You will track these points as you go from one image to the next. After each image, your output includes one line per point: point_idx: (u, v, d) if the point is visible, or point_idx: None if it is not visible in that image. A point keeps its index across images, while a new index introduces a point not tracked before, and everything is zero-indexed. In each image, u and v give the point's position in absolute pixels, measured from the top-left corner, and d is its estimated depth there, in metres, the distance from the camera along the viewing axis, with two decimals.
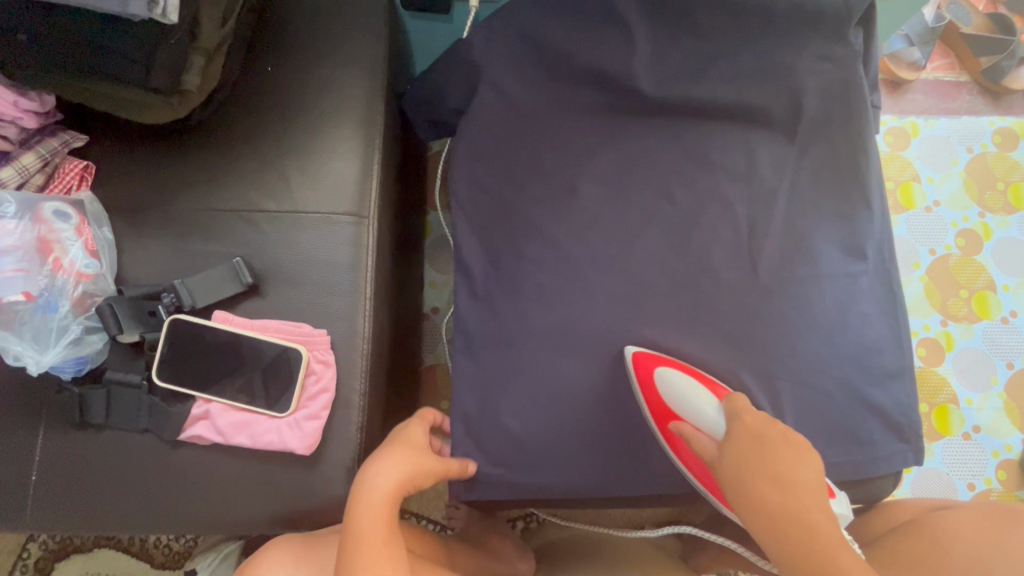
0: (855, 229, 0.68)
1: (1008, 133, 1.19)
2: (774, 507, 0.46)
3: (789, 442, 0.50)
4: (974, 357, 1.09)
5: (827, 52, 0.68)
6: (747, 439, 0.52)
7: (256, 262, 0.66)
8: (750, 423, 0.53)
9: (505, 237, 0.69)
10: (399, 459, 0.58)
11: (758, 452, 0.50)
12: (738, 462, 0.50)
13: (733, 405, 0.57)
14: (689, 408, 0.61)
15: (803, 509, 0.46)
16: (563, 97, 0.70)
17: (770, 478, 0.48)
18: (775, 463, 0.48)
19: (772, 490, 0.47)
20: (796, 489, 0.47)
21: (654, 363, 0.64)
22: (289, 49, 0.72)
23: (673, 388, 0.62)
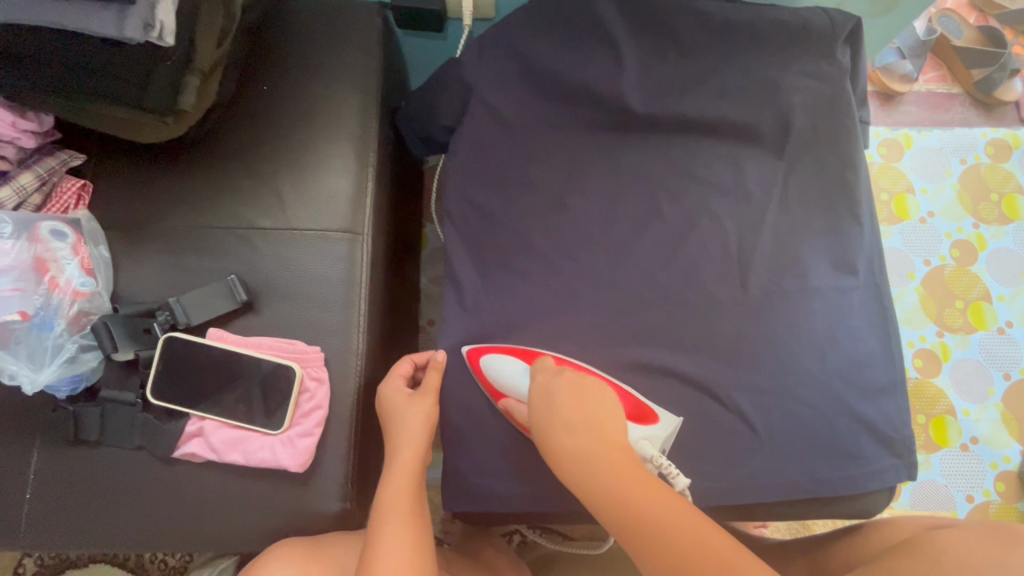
0: (844, 244, 0.68)
1: (1000, 144, 1.20)
2: (571, 450, 0.53)
3: (582, 391, 0.57)
4: (970, 369, 1.09)
5: (815, 69, 0.69)
6: (542, 396, 0.58)
7: (250, 279, 0.66)
8: (542, 380, 0.60)
9: (497, 253, 0.70)
10: (411, 429, 0.63)
11: (552, 406, 0.57)
12: (541, 418, 0.57)
13: (538, 365, 0.62)
14: (510, 385, 0.64)
15: (599, 447, 0.52)
16: (554, 114, 0.71)
17: (563, 427, 0.54)
18: (565, 408, 0.56)
19: (574, 434, 0.54)
20: (588, 427, 0.54)
21: (480, 353, 0.66)
22: (284, 68, 0.73)
23: (501, 368, 0.64)
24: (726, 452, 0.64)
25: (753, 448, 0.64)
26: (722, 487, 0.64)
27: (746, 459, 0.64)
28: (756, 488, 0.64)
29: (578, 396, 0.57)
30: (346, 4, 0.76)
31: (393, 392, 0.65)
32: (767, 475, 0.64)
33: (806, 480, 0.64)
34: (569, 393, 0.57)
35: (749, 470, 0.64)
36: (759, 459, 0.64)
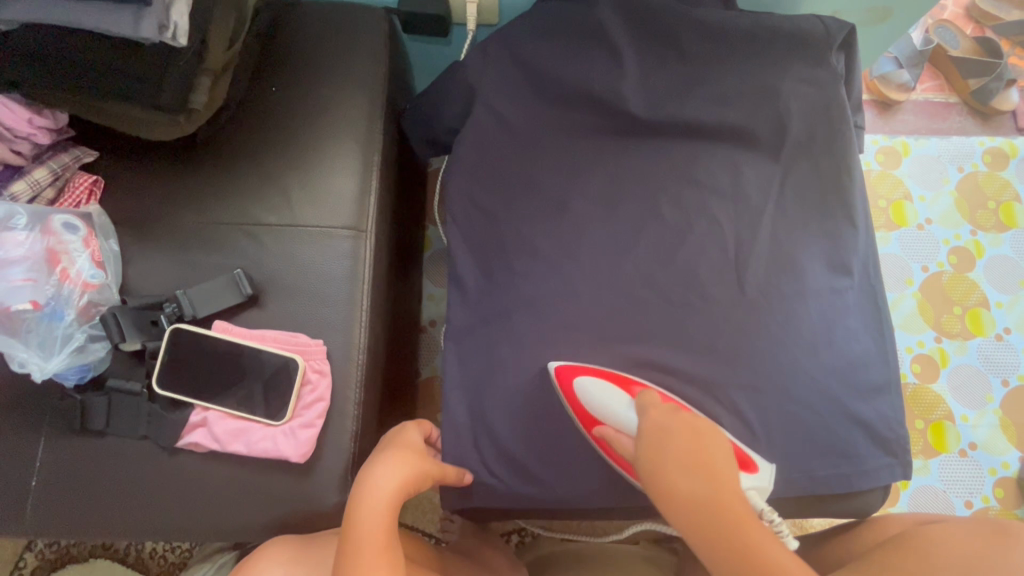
0: (840, 245, 0.69)
1: (997, 153, 1.21)
2: (688, 494, 0.49)
3: (696, 431, 0.54)
4: (969, 375, 1.10)
5: (810, 75, 0.70)
6: (655, 434, 0.55)
7: (256, 274, 0.68)
8: (656, 417, 0.57)
9: (497, 252, 0.71)
10: (386, 466, 0.60)
11: (666, 445, 0.53)
12: (653, 453, 0.53)
13: (645, 400, 0.61)
14: (608, 412, 0.62)
15: (725, 495, 0.49)
16: (555, 116, 0.72)
17: (682, 467, 0.51)
18: (684, 449, 0.52)
19: (687, 476, 0.50)
20: (710, 474, 0.50)
21: (574, 372, 0.65)
22: (292, 70, 0.75)
23: (592, 392, 0.63)
24: None
25: (749, 445, 0.65)
26: None
27: None
28: None
29: (694, 439, 0.53)
30: (354, 10, 0.78)
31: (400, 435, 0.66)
32: None
33: (801, 478, 0.65)
34: (682, 435, 0.54)
35: None
36: (754, 457, 0.65)
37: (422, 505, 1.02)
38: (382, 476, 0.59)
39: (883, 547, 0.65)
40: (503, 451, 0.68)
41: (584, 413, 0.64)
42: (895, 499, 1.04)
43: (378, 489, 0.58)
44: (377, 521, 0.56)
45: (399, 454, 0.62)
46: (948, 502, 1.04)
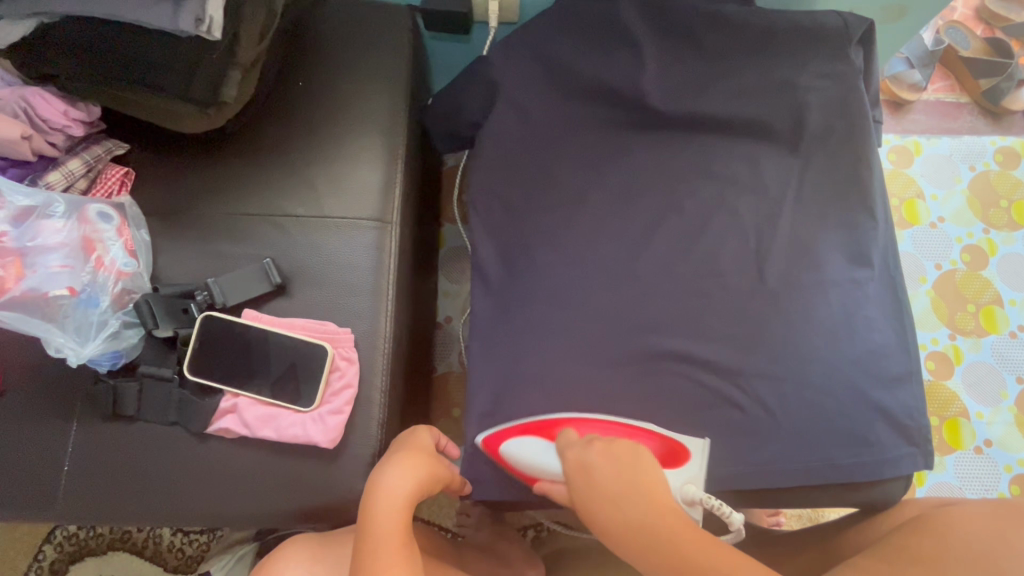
0: (859, 237, 0.70)
1: (1009, 153, 1.22)
2: (620, 528, 0.54)
3: (615, 455, 0.58)
4: (983, 372, 1.10)
5: (829, 70, 0.71)
6: (581, 474, 0.58)
7: (284, 263, 0.69)
8: (575, 456, 0.60)
9: (521, 243, 0.72)
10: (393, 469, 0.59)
11: (592, 482, 0.57)
12: (584, 496, 0.58)
13: (563, 442, 0.62)
14: (538, 467, 0.63)
15: (648, 522, 0.53)
16: (577, 109, 0.74)
17: (606, 504, 0.55)
18: (601, 483, 0.57)
19: (612, 508, 0.55)
20: (631, 499, 0.55)
21: (498, 441, 0.66)
22: (319, 65, 0.77)
23: (520, 456, 0.64)
24: (742, 437, 0.66)
25: (771, 434, 0.66)
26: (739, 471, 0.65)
27: (764, 444, 0.66)
28: (772, 472, 0.65)
29: (610, 463, 0.57)
30: (378, 7, 0.80)
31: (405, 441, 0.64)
32: (784, 460, 0.65)
33: (823, 466, 0.65)
34: (599, 460, 0.58)
35: (766, 454, 0.65)
36: (776, 445, 0.66)
37: (439, 500, 1.03)
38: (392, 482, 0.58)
39: (900, 530, 0.65)
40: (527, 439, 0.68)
41: (520, 474, 0.66)
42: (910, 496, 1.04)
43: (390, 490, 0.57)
44: (392, 522, 0.55)
45: (408, 459, 0.60)
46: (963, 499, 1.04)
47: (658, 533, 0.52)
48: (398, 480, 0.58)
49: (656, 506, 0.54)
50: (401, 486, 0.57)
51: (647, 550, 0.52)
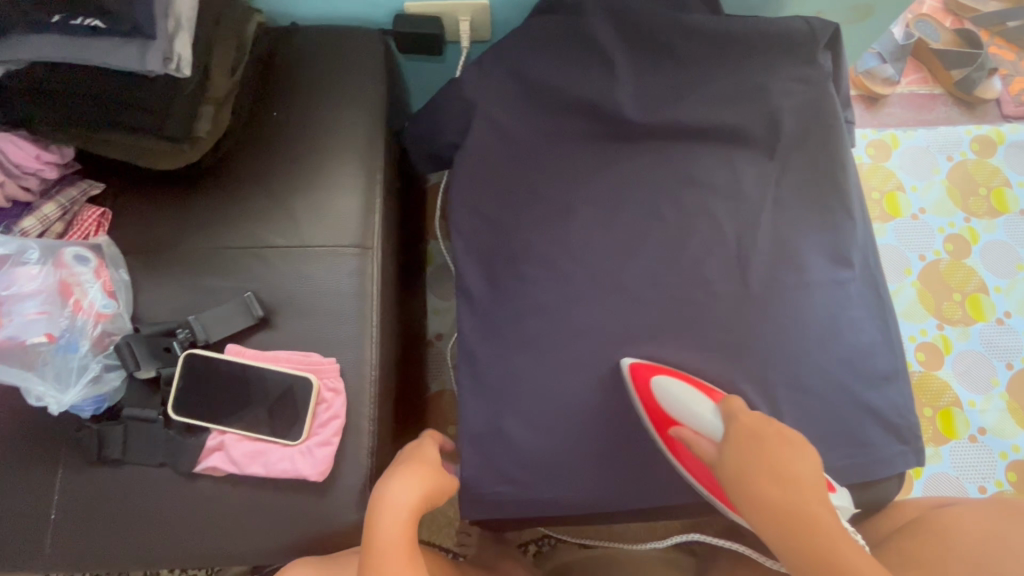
0: (840, 237, 0.70)
1: (985, 141, 1.23)
2: (776, 503, 0.52)
3: (789, 440, 0.56)
4: (972, 360, 1.10)
5: (800, 73, 0.71)
6: (748, 440, 0.57)
7: (266, 296, 0.69)
8: (747, 424, 0.58)
9: (503, 260, 0.72)
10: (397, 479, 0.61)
11: (757, 452, 0.55)
12: (740, 459, 0.55)
13: (730, 408, 0.61)
14: (686, 412, 0.63)
15: (804, 504, 0.51)
16: (552, 123, 0.73)
17: (768, 476, 0.53)
18: (767, 459, 0.54)
19: (773, 486, 0.52)
20: (792, 481, 0.53)
21: (651, 371, 0.66)
22: (293, 94, 0.77)
23: (671, 391, 0.64)
24: None
25: None
26: None
27: None
28: None
29: (781, 444, 0.55)
30: (350, 33, 0.80)
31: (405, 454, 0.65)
32: None
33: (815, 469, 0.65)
34: (771, 437, 0.56)
35: None
36: None
37: (438, 519, 1.02)
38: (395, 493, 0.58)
39: (900, 536, 0.67)
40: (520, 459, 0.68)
41: (655, 411, 0.65)
42: (909, 488, 1.04)
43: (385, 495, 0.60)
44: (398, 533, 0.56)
45: (414, 471, 0.61)
46: (961, 488, 1.04)
47: (808, 518, 0.50)
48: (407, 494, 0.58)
49: (812, 498, 0.52)
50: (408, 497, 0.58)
51: (795, 530, 0.50)
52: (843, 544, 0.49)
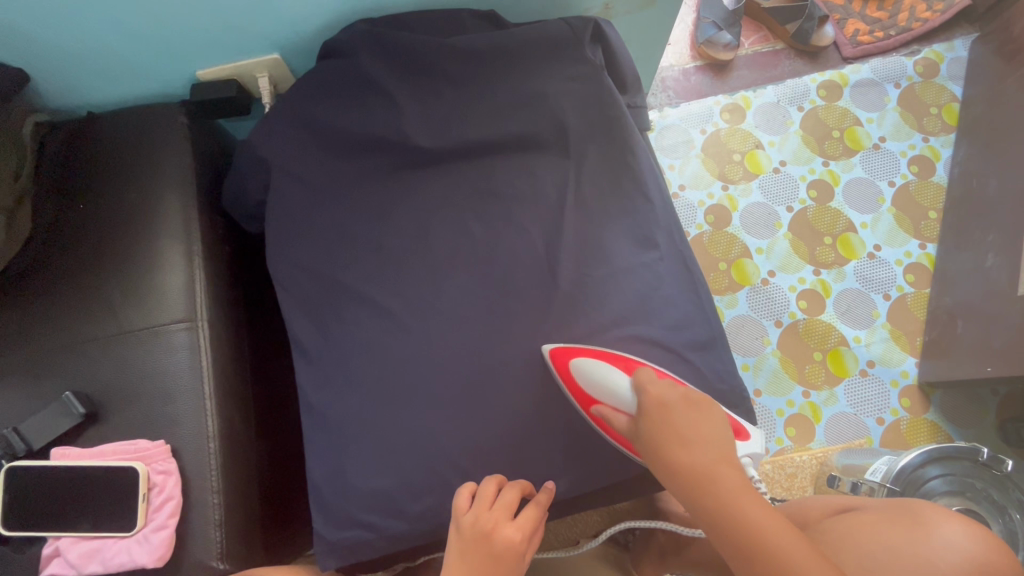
0: (641, 221, 0.72)
1: (831, 86, 1.27)
2: (691, 464, 0.57)
3: (695, 404, 0.61)
4: (852, 298, 1.14)
5: (572, 73, 0.74)
6: (657, 409, 0.61)
7: (91, 390, 0.68)
8: (653, 394, 0.61)
9: (325, 307, 0.72)
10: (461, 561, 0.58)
11: (667, 419, 0.60)
12: (653, 429, 0.60)
13: (639, 379, 0.63)
14: (605, 392, 0.65)
15: (709, 462, 0.57)
16: (353, 164, 0.74)
17: (678, 442, 0.58)
18: (671, 431, 0.59)
19: (685, 447, 0.58)
20: (698, 440, 0.58)
21: (568, 354, 0.66)
22: (99, 182, 0.77)
23: (591, 372, 0.64)
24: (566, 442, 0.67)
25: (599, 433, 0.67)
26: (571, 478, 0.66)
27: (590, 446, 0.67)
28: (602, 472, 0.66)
29: (682, 415, 0.60)
30: (145, 109, 0.80)
31: (463, 514, 0.60)
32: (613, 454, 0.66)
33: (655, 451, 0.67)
34: (672, 408, 0.60)
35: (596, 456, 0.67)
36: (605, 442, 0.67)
37: None
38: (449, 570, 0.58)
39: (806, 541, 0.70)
40: (366, 503, 0.66)
41: (581, 393, 0.66)
42: (812, 435, 1.07)
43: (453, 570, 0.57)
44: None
45: (461, 550, 0.58)
46: (861, 424, 1.07)
47: (710, 486, 0.55)
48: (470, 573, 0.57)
49: (710, 457, 0.57)
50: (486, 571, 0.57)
51: (715, 491, 0.55)
52: (746, 501, 0.54)
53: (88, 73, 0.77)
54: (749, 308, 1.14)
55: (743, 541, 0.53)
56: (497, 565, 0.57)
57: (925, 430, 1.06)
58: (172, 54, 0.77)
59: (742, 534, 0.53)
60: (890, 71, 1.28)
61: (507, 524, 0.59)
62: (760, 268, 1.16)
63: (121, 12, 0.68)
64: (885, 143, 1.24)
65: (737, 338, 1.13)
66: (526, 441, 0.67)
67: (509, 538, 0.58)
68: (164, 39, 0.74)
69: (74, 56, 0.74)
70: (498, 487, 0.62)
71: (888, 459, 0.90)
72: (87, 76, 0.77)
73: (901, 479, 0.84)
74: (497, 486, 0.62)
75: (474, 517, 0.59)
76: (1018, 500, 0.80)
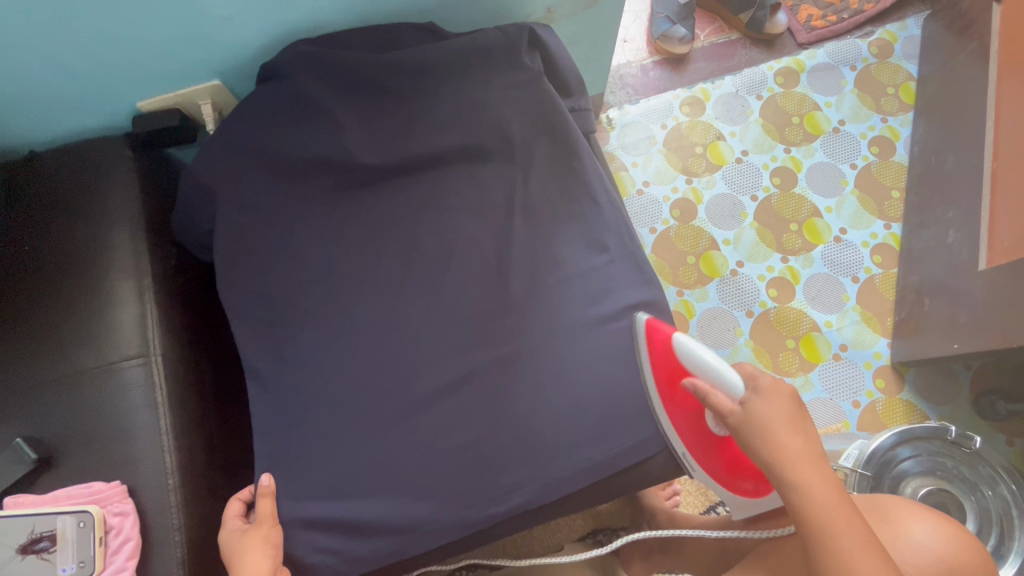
0: (589, 226, 0.72)
1: (788, 72, 1.28)
2: (794, 450, 0.55)
3: (801, 405, 0.57)
4: (820, 283, 1.14)
5: (511, 81, 0.74)
6: (770, 397, 0.56)
7: (45, 436, 0.67)
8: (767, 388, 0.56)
9: (277, 332, 0.71)
10: (259, 552, 0.63)
11: (776, 408, 0.56)
12: (760, 415, 0.56)
13: (748, 370, 0.59)
14: (701, 368, 0.61)
15: (812, 454, 0.55)
16: (296, 186, 0.74)
17: (786, 428, 0.55)
18: (778, 421, 0.55)
19: (796, 437, 0.55)
20: (802, 433, 0.56)
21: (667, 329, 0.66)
22: (44, 223, 0.75)
23: (694, 350, 0.61)
24: (525, 453, 0.66)
25: (561, 441, 0.66)
26: (533, 489, 0.65)
27: (552, 456, 0.66)
28: (563, 481, 0.65)
29: (795, 410, 0.56)
30: (86, 146, 0.79)
31: (225, 526, 0.67)
32: (573, 462, 0.65)
33: (619, 457, 0.66)
34: (788, 400, 0.56)
35: (557, 466, 0.65)
36: (569, 451, 0.66)
37: None
38: (253, 561, 0.62)
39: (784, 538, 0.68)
40: (326, 527, 0.65)
41: (669, 366, 0.65)
42: None
43: (262, 545, 0.64)
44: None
45: (268, 537, 0.64)
46: (838, 408, 1.07)
47: (800, 474, 0.54)
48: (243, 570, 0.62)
49: (806, 452, 0.55)
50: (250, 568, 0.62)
51: (804, 478, 0.54)
52: (829, 498, 0.54)
53: (24, 113, 0.76)
54: (719, 300, 1.14)
55: (817, 528, 0.53)
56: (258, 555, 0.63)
57: (901, 410, 1.06)
58: (110, 88, 0.76)
59: (815, 522, 0.53)
60: (845, 54, 1.28)
61: (232, 518, 0.68)
62: (729, 260, 1.16)
63: (50, 52, 0.68)
64: (845, 126, 1.24)
65: (709, 330, 1.13)
66: (487, 455, 0.66)
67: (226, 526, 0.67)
68: (99, 74, 0.73)
69: (8, 98, 0.73)
70: (263, 492, 0.66)
71: (859, 443, 0.89)
72: (24, 117, 0.77)
73: (873, 463, 0.83)
74: (263, 488, 0.67)
75: (235, 527, 0.66)
76: (988, 476, 0.81)
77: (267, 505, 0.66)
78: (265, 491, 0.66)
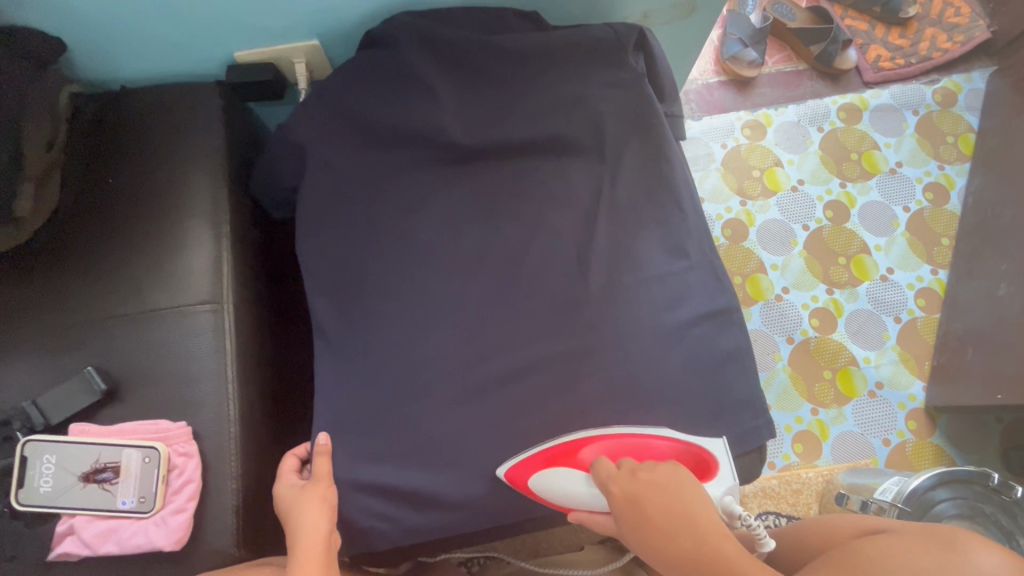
0: (671, 230, 0.73)
1: (851, 109, 1.29)
2: (691, 554, 0.49)
3: (665, 490, 0.52)
4: (863, 319, 1.15)
5: (612, 79, 0.75)
6: (628, 505, 0.53)
7: (112, 368, 0.67)
8: (619, 485, 0.54)
9: (352, 296, 0.71)
10: (319, 509, 0.62)
11: (643, 513, 0.52)
12: (634, 530, 0.52)
13: (600, 473, 0.57)
14: (570, 499, 0.63)
15: (709, 553, 0.48)
16: (387, 154, 0.74)
17: (664, 536, 0.50)
18: (662, 525, 0.50)
19: (684, 536, 0.49)
20: (695, 528, 0.50)
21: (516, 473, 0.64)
22: (128, 159, 0.76)
23: (555, 486, 0.63)
24: None
25: None
26: None
27: None
28: None
29: (660, 497, 0.52)
30: (179, 87, 0.79)
31: (281, 479, 0.67)
32: None
33: None
34: (654, 494, 0.52)
35: None
36: None
37: None
38: (311, 517, 0.61)
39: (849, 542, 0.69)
40: (382, 494, 0.66)
41: (556, 503, 0.65)
42: (818, 452, 1.08)
43: (320, 504, 0.63)
44: (316, 545, 0.60)
45: (326, 496, 0.63)
46: (868, 444, 1.08)
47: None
48: (302, 523, 0.61)
49: (697, 552, 0.48)
50: (309, 524, 0.61)
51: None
52: None
53: (123, 48, 0.76)
54: (762, 323, 1.15)
55: None
56: (318, 513, 0.62)
57: (930, 454, 1.07)
58: (213, 35, 0.77)
59: None
60: (909, 98, 1.30)
61: (288, 476, 0.67)
62: (775, 284, 1.17)
63: None
64: (902, 169, 1.25)
65: None
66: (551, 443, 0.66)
67: (282, 484, 0.66)
68: (205, 18, 0.73)
69: (114, 30, 0.73)
70: (320, 452, 0.66)
71: (898, 480, 0.91)
72: (123, 52, 0.77)
73: (913, 501, 0.85)
74: (318, 447, 0.66)
75: (291, 482, 0.65)
76: None
77: (323, 465, 0.65)
78: (320, 450, 0.66)
